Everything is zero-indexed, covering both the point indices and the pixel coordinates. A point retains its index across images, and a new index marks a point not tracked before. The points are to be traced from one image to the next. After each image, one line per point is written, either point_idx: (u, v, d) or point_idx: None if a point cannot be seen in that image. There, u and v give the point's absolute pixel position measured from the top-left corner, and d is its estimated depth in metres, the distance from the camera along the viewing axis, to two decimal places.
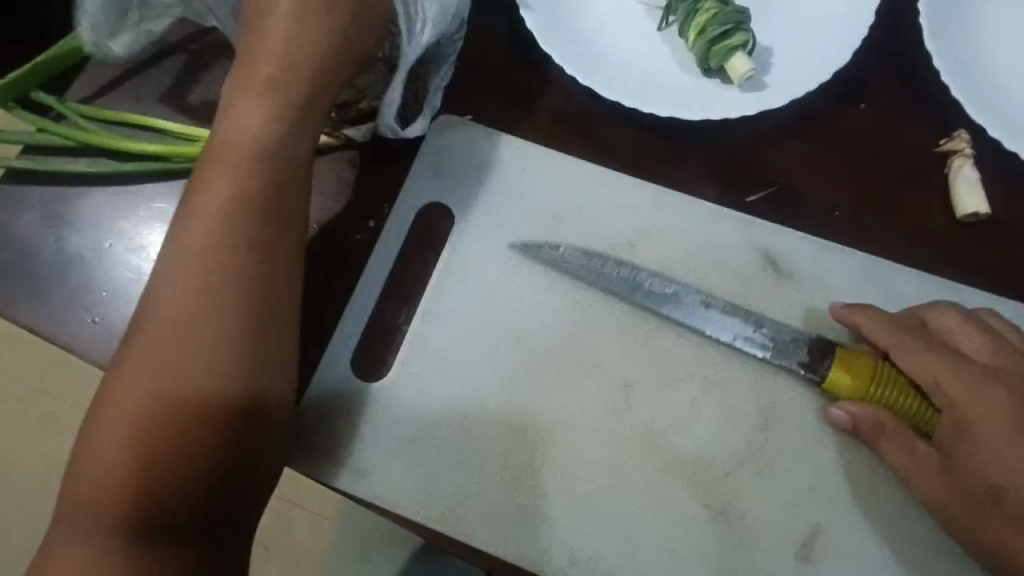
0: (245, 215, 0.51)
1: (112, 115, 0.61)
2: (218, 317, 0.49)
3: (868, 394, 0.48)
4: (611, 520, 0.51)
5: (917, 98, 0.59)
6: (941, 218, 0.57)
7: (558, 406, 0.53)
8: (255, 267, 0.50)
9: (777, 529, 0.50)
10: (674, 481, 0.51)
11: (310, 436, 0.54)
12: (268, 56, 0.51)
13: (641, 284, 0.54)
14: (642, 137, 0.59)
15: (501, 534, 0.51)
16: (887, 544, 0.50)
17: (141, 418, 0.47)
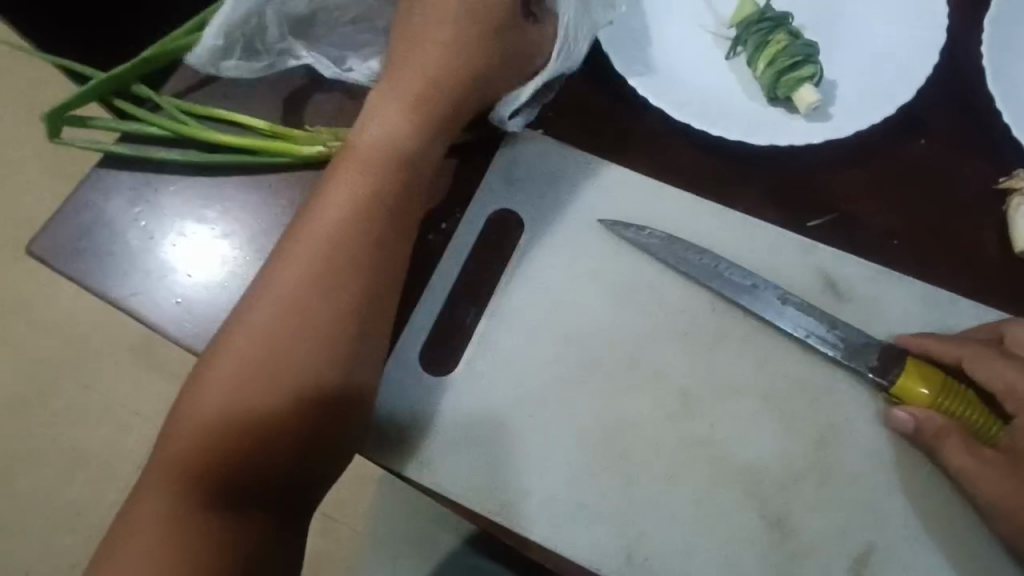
0: (369, 228, 0.53)
1: (207, 110, 0.65)
2: (326, 322, 0.51)
3: (940, 402, 0.50)
4: (667, 524, 0.52)
5: (978, 137, 0.61)
6: (998, 253, 0.58)
7: (619, 410, 0.55)
8: (366, 280, 0.52)
9: (832, 545, 0.51)
10: (731, 492, 0.53)
11: (379, 423, 0.56)
12: (419, 72, 0.55)
13: (722, 272, 0.57)
14: (708, 159, 0.62)
15: (559, 530, 0.53)
16: (941, 566, 0.50)
17: (250, 381, 0.49)
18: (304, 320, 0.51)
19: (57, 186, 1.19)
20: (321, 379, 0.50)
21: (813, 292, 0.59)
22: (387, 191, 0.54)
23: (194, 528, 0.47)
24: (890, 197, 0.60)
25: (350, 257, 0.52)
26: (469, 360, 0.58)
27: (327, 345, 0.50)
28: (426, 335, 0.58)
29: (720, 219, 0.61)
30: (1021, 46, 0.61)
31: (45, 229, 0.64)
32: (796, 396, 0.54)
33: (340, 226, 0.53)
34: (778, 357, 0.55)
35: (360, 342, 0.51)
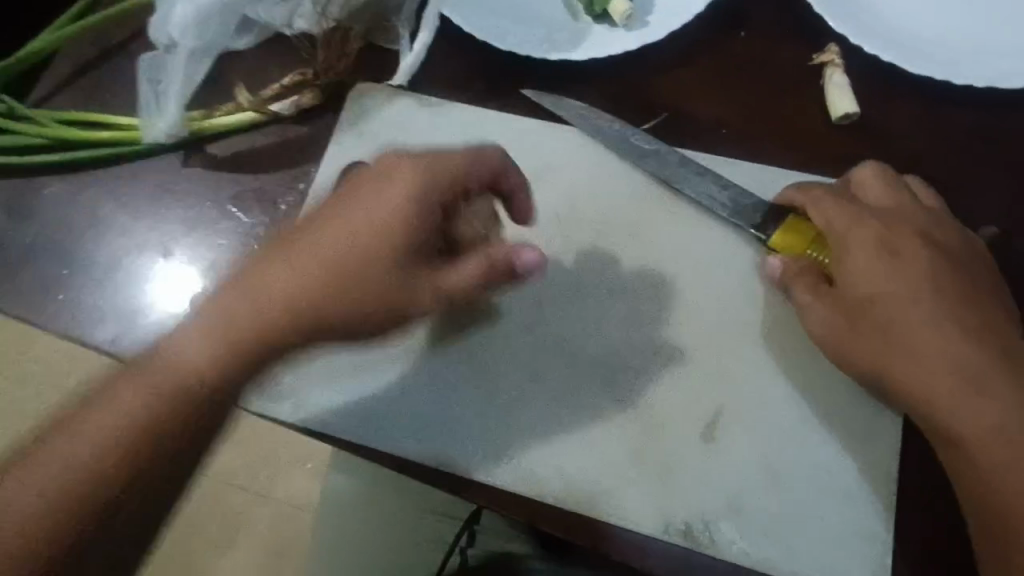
0: (336, 291, 0.50)
1: (74, 114, 0.68)
2: (216, 345, 0.50)
3: (810, 249, 0.56)
4: (530, 421, 0.56)
5: (789, 20, 0.64)
6: (820, 122, 0.61)
7: (469, 326, 0.59)
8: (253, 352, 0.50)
9: (684, 414, 0.55)
10: (591, 382, 0.56)
11: (260, 374, 0.60)
12: (354, 214, 0.52)
13: (629, 140, 0.61)
14: (539, 81, 0.65)
15: (429, 442, 0.56)
16: (784, 414, 0.55)
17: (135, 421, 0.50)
18: (168, 377, 0.50)
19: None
20: (129, 441, 0.49)
21: (654, 194, 0.61)
22: (348, 275, 0.51)
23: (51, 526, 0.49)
24: (715, 91, 0.63)
25: (306, 296, 0.50)
26: None
27: (158, 415, 0.50)
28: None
29: (562, 136, 0.64)
30: None
31: None
32: (644, 287, 0.59)
33: (262, 297, 0.50)
34: (681, 220, 0.60)
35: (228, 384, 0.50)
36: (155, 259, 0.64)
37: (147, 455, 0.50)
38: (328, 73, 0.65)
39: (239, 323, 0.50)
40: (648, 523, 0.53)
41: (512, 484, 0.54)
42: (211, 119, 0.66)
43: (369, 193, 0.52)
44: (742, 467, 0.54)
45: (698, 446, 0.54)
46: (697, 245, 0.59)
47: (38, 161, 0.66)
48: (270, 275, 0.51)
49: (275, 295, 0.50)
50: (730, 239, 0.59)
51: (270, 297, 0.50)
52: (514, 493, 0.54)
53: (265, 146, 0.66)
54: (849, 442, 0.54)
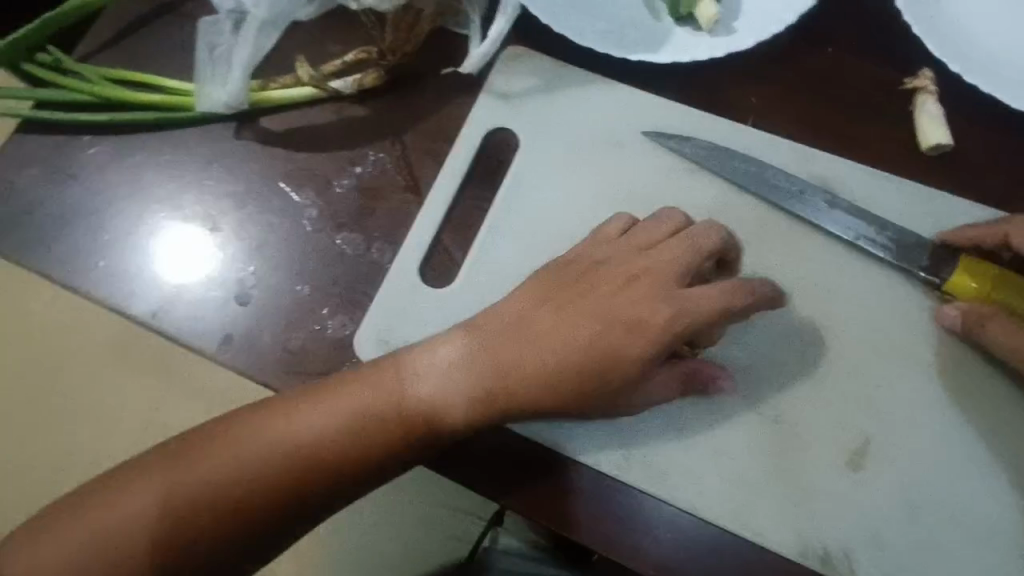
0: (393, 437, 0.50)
1: (120, 73, 0.65)
2: (241, 474, 0.48)
3: (991, 296, 0.52)
4: (668, 430, 0.53)
5: (882, 40, 0.61)
6: (907, 150, 0.59)
7: None
8: (298, 473, 0.49)
9: (831, 435, 0.53)
10: (728, 390, 0.54)
11: (305, 362, 0.57)
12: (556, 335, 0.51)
13: (769, 178, 0.58)
14: (614, 81, 0.62)
15: (563, 433, 0.54)
16: (930, 448, 0.52)
17: (170, 512, 0.47)
18: (208, 480, 0.48)
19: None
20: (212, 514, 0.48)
21: (783, 226, 0.58)
22: (529, 388, 0.50)
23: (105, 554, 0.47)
24: (799, 109, 0.60)
25: (318, 444, 0.49)
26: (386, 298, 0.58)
27: (189, 504, 0.48)
28: (422, 258, 0.59)
29: (654, 143, 0.60)
30: None
31: None
32: (781, 296, 0.56)
33: (360, 403, 0.50)
34: (826, 258, 0.57)
35: (266, 514, 0.48)
36: (200, 232, 0.62)
37: (169, 553, 0.47)
38: (397, 56, 0.62)
39: (257, 469, 0.48)
40: (781, 544, 0.51)
41: (643, 482, 0.52)
42: (268, 92, 0.63)
43: (628, 248, 0.53)
44: (887, 498, 0.51)
45: (843, 470, 0.52)
46: (840, 276, 0.56)
47: (84, 120, 0.64)
48: (441, 354, 0.52)
49: (298, 431, 0.49)
50: (857, 265, 0.56)
51: (313, 432, 0.49)
52: (651, 497, 0.52)
53: (323, 126, 0.63)
54: (922, 485, 0.52)
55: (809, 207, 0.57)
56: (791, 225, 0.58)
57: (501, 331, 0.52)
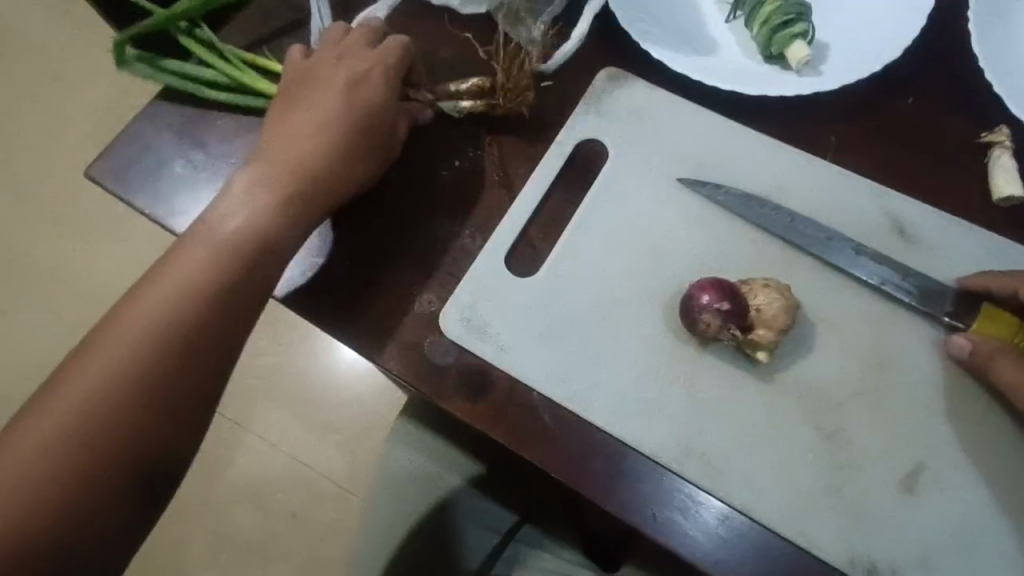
0: (189, 316, 0.54)
1: (257, 61, 0.71)
2: (124, 348, 0.52)
3: (1015, 337, 0.54)
4: (727, 431, 0.56)
5: (962, 95, 0.64)
6: (978, 198, 0.62)
7: (629, 336, 0.59)
8: (192, 326, 0.54)
9: (886, 458, 0.55)
10: (791, 402, 0.56)
11: (391, 332, 0.61)
12: (315, 116, 0.61)
13: (796, 224, 0.61)
14: (703, 107, 0.67)
15: (626, 423, 0.57)
16: (986, 482, 0.54)
17: (104, 396, 0.51)
18: (90, 383, 0.51)
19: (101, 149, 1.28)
20: (114, 410, 0.51)
21: (811, 267, 0.60)
22: (361, 119, 0.62)
23: (76, 448, 0.49)
24: (875, 149, 0.64)
25: (181, 320, 0.53)
26: (473, 281, 0.62)
27: (106, 392, 0.51)
28: (508, 247, 0.63)
29: (688, 190, 0.64)
30: (1008, 11, 0.64)
31: (102, 154, 0.70)
32: (815, 326, 0.58)
33: (234, 235, 0.56)
34: (850, 300, 0.59)
35: (170, 367, 0.53)
36: None
37: (93, 463, 0.49)
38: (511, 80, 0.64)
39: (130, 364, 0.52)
40: (828, 551, 0.53)
41: (699, 478, 0.55)
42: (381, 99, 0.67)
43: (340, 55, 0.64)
44: (940, 524, 0.53)
45: (896, 493, 0.54)
46: (865, 316, 0.58)
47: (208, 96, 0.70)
48: (297, 138, 0.60)
49: (141, 319, 0.53)
50: (883, 309, 0.58)
51: (146, 317, 0.53)
52: (705, 493, 0.55)
53: None
54: (975, 517, 0.53)
55: (836, 251, 0.60)
56: (815, 267, 0.60)
57: (302, 98, 0.63)
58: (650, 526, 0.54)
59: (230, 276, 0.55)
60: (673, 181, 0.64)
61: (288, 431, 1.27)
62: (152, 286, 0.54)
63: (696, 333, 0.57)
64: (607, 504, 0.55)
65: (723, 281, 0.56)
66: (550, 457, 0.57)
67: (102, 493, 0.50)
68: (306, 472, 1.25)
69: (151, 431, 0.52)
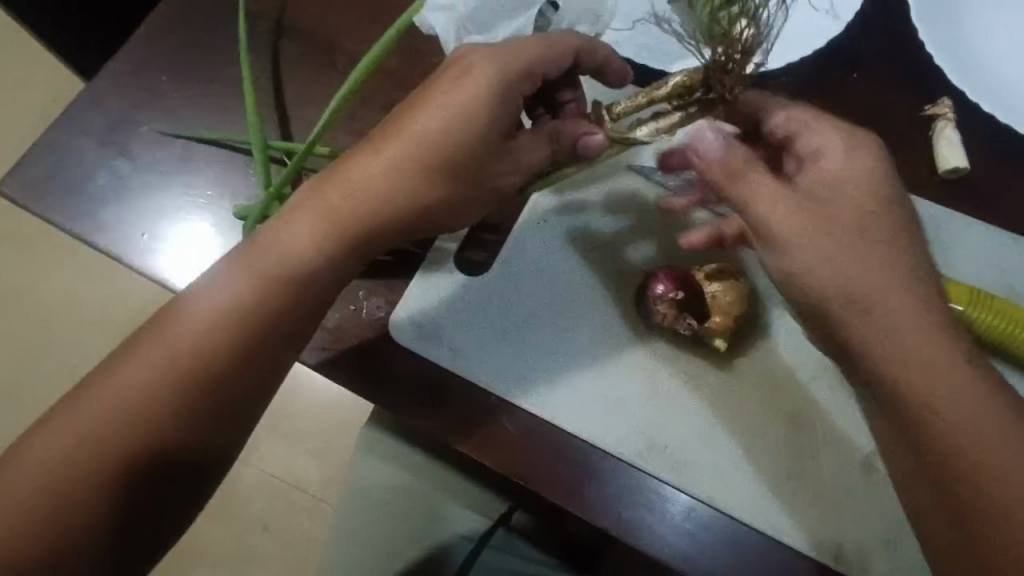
0: (243, 323, 0.48)
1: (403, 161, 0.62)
2: (166, 358, 0.47)
3: (969, 307, 0.55)
4: (691, 421, 0.55)
5: (904, 69, 0.64)
6: (924, 172, 0.62)
7: (587, 331, 0.58)
8: (248, 338, 0.48)
9: (849, 438, 0.54)
10: (753, 388, 0.55)
11: (342, 342, 0.58)
12: (405, 139, 0.49)
13: None
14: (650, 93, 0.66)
15: (587, 420, 0.56)
16: None
17: (141, 404, 0.47)
18: (140, 382, 0.47)
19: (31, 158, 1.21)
20: (156, 417, 0.47)
21: None
22: (460, 155, 0.50)
23: (105, 453, 0.46)
24: None
25: (234, 328, 0.48)
26: (423, 284, 0.59)
27: (144, 398, 0.47)
28: (457, 247, 0.61)
29: (641, 175, 0.62)
30: None
31: (15, 170, 0.65)
32: (777, 310, 0.57)
33: (273, 261, 0.49)
34: None
35: (221, 378, 0.48)
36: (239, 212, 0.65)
37: (126, 464, 0.46)
38: (726, 85, 0.57)
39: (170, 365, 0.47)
40: (794, 537, 0.52)
41: (665, 472, 0.54)
42: None
43: (503, 65, 0.50)
44: None
45: (861, 473, 0.53)
46: None
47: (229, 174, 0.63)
48: (365, 169, 0.49)
49: (200, 314, 0.48)
50: None
51: (203, 316, 0.48)
52: (672, 487, 0.54)
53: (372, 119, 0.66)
54: None
55: None
56: None
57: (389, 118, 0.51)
58: (617, 525, 0.53)
59: (293, 290, 0.49)
60: (625, 169, 0.63)
61: (252, 445, 1.23)
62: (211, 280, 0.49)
63: (653, 325, 0.55)
64: (573, 506, 0.54)
65: (679, 269, 0.55)
66: (513, 461, 0.55)
67: (133, 487, 0.46)
68: (274, 486, 1.21)
69: (193, 438, 0.48)
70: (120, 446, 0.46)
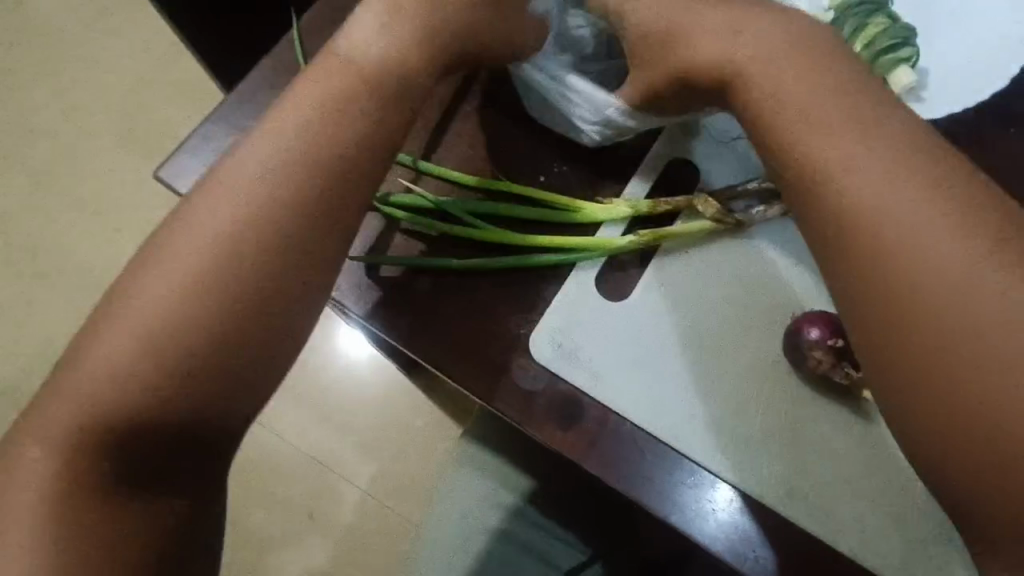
0: (264, 223, 0.45)
1: (553, 196, 0.61)
2: (192, 258, 0.44)
3: None
4: (832, 469, 0.54)
5: None
6: None
7: (727, 368, 0.57)
8: (274, 250, 0.45)
9: None
10: (898, 443, 0.54)
11: (481, 356, 0.59)
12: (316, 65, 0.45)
13: None
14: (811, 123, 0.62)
15: (723, 458, 0.55)
16: None
17: (170, 313, 0.43)
18: (166, 295, 0.43)
19: (124, 140, 1.25)
20: (167, 346, 0.43)
21: None
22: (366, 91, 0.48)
23: (134, 383, 0.42)
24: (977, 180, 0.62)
25: (237, 246, 0.44)
26: (562, 304, 0.60)
27: (181, 306, 0.43)
28: (597, 271, 0.61)
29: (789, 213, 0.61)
30: None
31: (169, 158, 0.67)
32: None
33: (281, 158, 0.46)
34: None
35: (230, 301, 0.43)
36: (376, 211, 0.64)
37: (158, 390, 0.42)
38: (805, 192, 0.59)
39: (201, 268, 0.44)
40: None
41: (802, 518, 0.54)
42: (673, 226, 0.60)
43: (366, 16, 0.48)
44: None
45: None
46: None
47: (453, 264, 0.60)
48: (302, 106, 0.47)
49: (229, 211, 0.45)
50: None
51: (214, 236, 0.44)
52: (810, 535, 0.53)
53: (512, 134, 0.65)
54: None
55: None
56: None
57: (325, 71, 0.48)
58: (750, 566, 0.53)
59: (298, 201, 0.45)
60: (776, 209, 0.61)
61: (310, 432, 1.24)
62: (168, 253, 0.44)
63: (803, 369, 0.55)
64: (704, 542, 0.53)
65: (832, 316, 0.54)
66: (645, 491, 0.55)
67: (165, 422, 0.43)
68: (329, 475, 1.23)
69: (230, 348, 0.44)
70: (140, 399, 0.42)
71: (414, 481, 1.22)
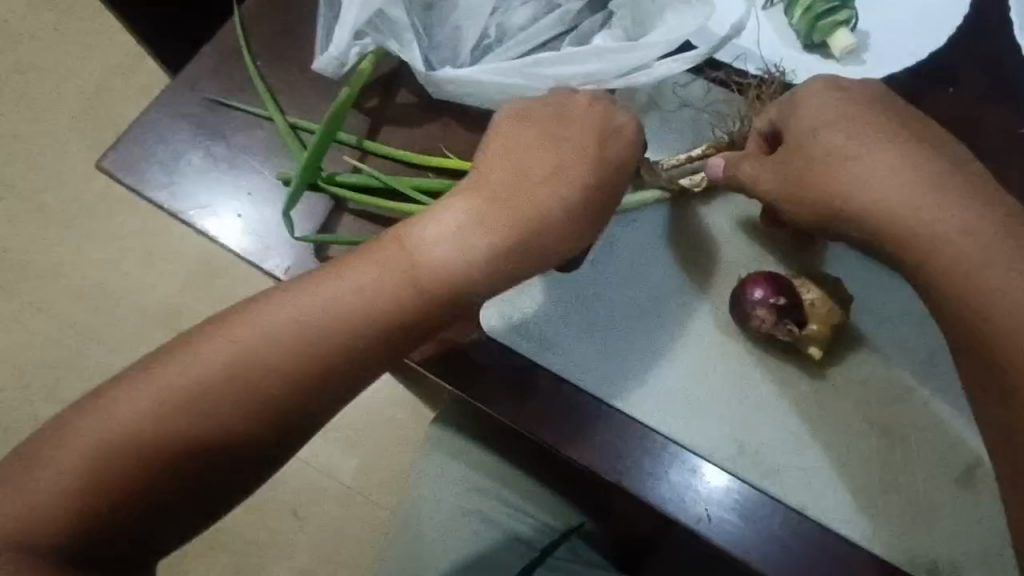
0: (281, 367, 0.48)
1: None
2: (224, 352, 0.48)
3: None
4: (781, 426, 0.55)
5: (1001, 83, 0.63)
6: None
7: (678, 332, 0.58)
8: (267, 408, 0.48)
9: (945, 456, 0.54)
10: (845, 398, 0.55)
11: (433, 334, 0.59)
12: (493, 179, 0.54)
13: None
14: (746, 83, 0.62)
15: (675, 421, 0.56)
16: None
17: (185, 391, 0.47)
18: (202, 368, 0.47)
19: (83, 143, 1.24)
20: (189, 420, 0.47)
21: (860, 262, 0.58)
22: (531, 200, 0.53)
23: (152, 446, 0.46)
24: None
25: (250, 398, 0.47)
26: None
27: (206, 389, 0.47)
28: None
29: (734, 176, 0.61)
30: None
31: (114, 145, 0.67)
32: (867, 322, 0.57)
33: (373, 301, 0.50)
34: (898, 291, 0.57)
35: (233, 438, 0.47)
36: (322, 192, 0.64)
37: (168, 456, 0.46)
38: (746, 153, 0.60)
39: (230, 357, 0.47)
40: (883, 547, 0.53)
41: (753, 476, 0.54)
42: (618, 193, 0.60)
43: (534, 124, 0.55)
44: (999, 526, 0.52)
45: (954, 492, 0.53)
46: (911, 307, 0.57)
47: None
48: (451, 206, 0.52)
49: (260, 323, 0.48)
50: None
51: (241, 335, 0.48)
52: (761, 492, 0.54)
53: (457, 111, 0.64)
54: None
55: None
56: (866, 260, 0.58)
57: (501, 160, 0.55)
58: (704, 526, 0.54)
59: (302, 368, 0.48)
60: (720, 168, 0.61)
61: None
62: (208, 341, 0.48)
63: (749, 329, 0.55)
64: (658, 505, 0.54)
65: (776, 276, 0.55)
66: (600, 457, 0.55)
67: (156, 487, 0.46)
68: (308, 472, 1.22)
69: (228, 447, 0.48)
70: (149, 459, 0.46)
71: (395, 473, 1.22)
